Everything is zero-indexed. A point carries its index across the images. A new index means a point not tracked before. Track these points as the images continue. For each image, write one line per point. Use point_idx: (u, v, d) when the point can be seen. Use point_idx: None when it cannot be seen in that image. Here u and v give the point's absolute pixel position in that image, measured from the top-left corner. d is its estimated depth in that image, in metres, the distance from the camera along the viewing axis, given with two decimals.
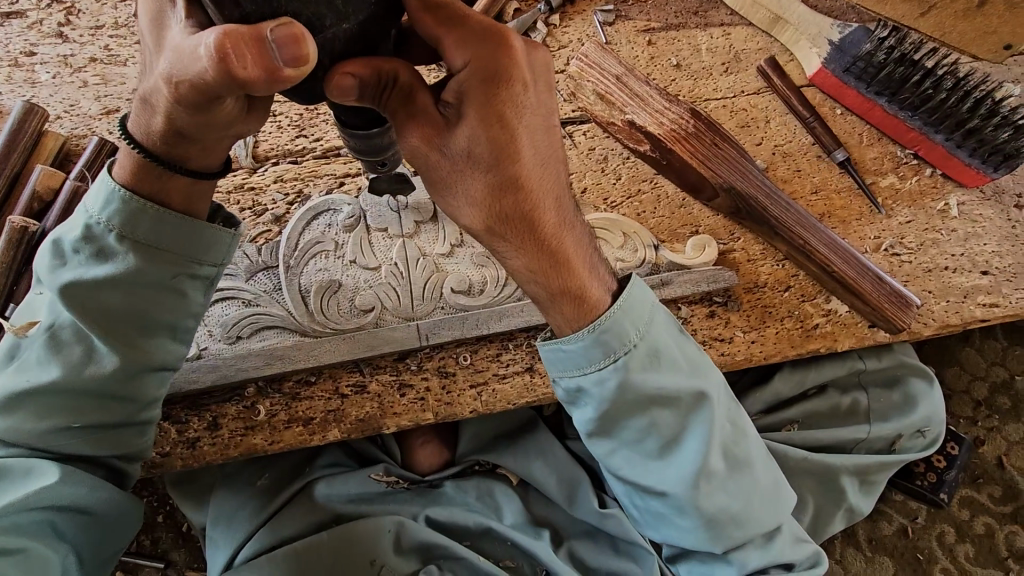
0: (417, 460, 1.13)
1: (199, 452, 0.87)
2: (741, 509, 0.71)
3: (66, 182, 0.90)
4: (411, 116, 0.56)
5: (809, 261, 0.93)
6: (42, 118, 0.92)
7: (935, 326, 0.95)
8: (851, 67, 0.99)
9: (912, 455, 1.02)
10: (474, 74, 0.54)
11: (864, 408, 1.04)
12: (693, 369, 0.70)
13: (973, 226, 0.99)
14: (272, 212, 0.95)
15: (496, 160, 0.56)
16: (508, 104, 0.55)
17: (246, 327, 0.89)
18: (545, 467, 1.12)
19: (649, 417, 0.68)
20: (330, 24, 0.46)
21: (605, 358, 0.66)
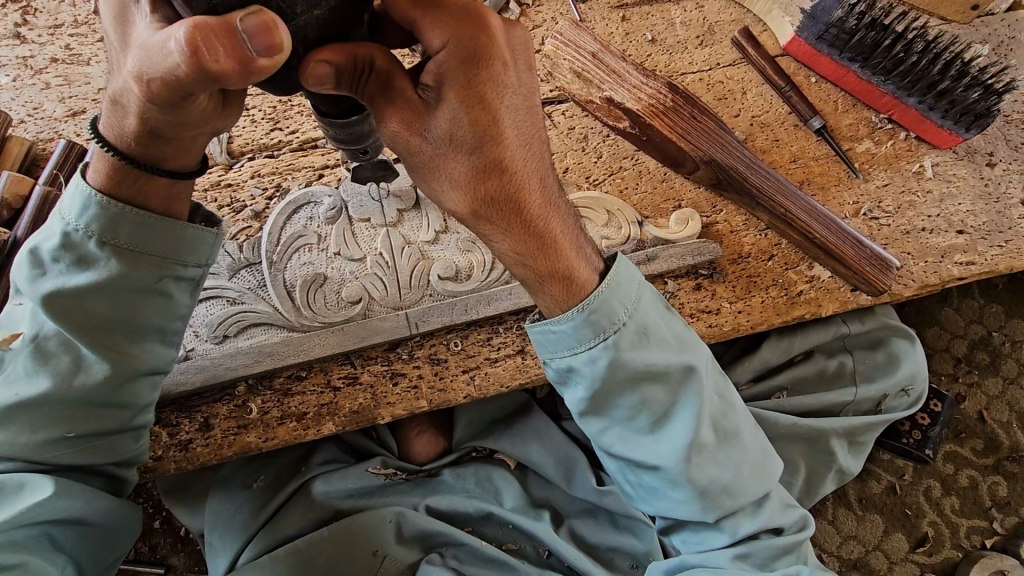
0: (414, 451, 1.14)
1: (193, 454, 0.87)
2: (732, 479, 0.73)
3: (35, 188, 0.88)
4: (391, 101, 0.55)
5: (791, 230, 0.94)
6: (5, 123, 0.90)
7: (915, 287, 0.97)
8: (824, 34, 0.99)
9: (898, 414, 1.04)
10: (453, 54, 0.53)
11: (851, 371, 1.06)
12: (682, 343, 0.71)
13: (948, 187, 1.01)
14: (251, 208, 0.94)
15: (478, 142, 0.56)
16: (489, 85, 0.55)
17: (232, 325, 0.88)
18: (541, 448, 1.13)
19: (641, 393, 0.69)
20: (301, 11, 0.45)
21: (595, 337, 0.66)
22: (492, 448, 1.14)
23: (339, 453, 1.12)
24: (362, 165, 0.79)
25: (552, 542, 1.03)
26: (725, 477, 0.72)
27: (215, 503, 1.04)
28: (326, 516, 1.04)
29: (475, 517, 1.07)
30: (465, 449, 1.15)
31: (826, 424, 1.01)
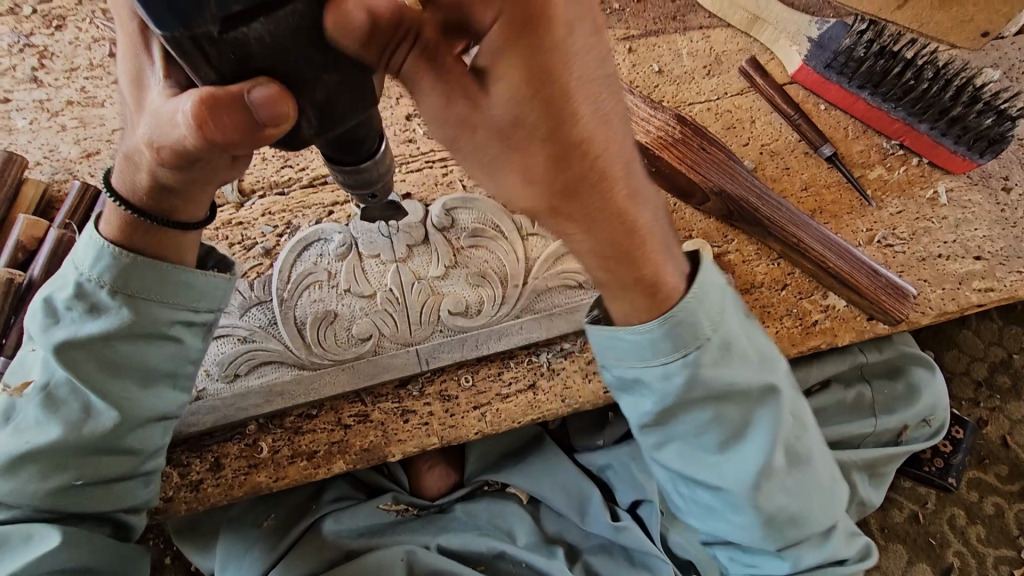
0: (425, 486, 1.13)
1: (203, 494, 0.86)
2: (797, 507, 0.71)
3: (50, 231, 0.89)
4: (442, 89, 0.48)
5: (804, 260, 0.93)
6: (21, 167, 0.92)
7: (934, 314, 0.95)
8: (832, 62, 0.99)
9: (918, 446, 1.02)
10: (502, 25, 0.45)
11: (868, 401, 1.04)
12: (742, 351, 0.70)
13: (963, 213, 1.00)
14: (261, 245, 0.95)
15: (550, 124, 0.48)
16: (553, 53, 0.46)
17: (243, 364, 0.88)
18: (553, 482, 1.11)
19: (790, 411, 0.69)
20: (311, 76, 0.46)
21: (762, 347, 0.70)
22: (504, 482, 1.13)
23: (350, 488, 1.11)
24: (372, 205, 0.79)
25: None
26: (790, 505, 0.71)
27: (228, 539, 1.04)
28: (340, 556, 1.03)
29: (488, 555, 1.05)
30: (477, 482, 1.13)
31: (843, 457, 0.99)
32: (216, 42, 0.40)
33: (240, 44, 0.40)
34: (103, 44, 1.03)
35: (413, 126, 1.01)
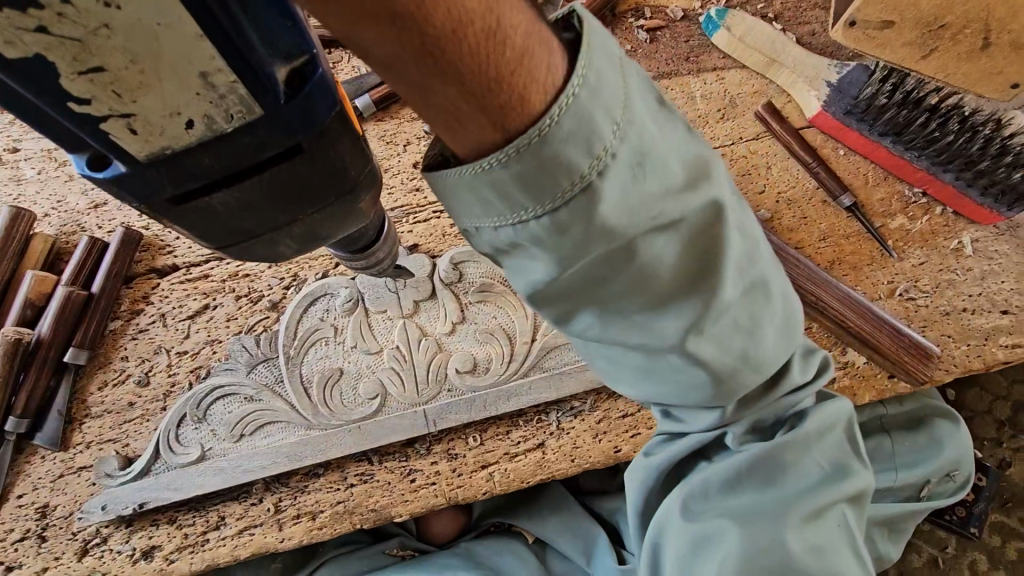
0: (433, 531, 1.13)
1: (210, 556, 0.86)
2: (810, 551, 0.62)
3: (58, 288, 0.89)
4: (434, 122, 0.39)
5: (823, 317, 0.90)
6: (30, 222, 0.91)
7: (957, 371, 0.92)
8: (853, 109, 0.96)
9: (942, 501, 0.99)
10: (441, 29, 0.32)
11: (891, 452, 1.01)
12: (813, 389, 0.66)
13: (989, 264, 0.96)
14: (268, 298, 0.94)
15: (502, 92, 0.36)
16: (524, 55, 0.36)
17: (249, 424, 0.87)
18: (558, 523, 1.11)
19: (819, 433, 0.65)
20: (286, 222, 0.46)
21: (823, 380, 0.67)
22: (510, 522, 1.14)
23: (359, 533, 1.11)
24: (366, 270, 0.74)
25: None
26: (798, 543, 0.62)
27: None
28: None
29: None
30: (485, 523, 1.14)
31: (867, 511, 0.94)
32: (179, 208, 0.42)
33: (206, 210, 0.42)
34: None
35: (420, 175, 0.99)
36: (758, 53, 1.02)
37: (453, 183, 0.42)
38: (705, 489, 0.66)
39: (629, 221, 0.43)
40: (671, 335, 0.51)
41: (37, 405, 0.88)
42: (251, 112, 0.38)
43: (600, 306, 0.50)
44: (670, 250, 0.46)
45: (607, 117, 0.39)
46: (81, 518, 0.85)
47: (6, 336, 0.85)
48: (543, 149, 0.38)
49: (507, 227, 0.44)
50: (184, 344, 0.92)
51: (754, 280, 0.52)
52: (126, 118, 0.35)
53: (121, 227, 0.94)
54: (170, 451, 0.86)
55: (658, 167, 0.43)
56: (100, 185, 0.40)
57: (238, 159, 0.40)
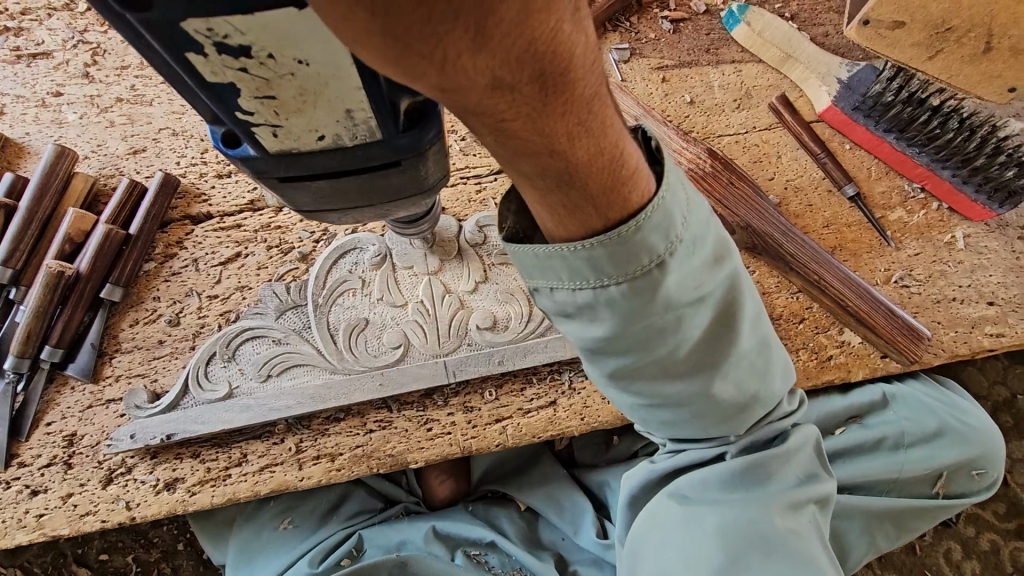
0: (433, 493, 1.15)
1: (230, 495, 0.89)
2: (791, 534, 0.70)
3: (98, 225, 0.92)
4: (541, 210, 0.45)
5: (824, 296, 0.97)
6: (73, 160, 0.95)
7: (945, 356, 0.98)
8: (860, 105, 1.02)
9: (954, 503, 0.97)
10: (580, 158, 0.39)
11: (900, 445, 0.98)
12: (798, 419, 0.72)
13: (979, 259, 1.02)
14: (298, 250, 0.98)
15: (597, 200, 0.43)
16: (633, 170, 0.44)
17: (276, 366, 0.91)
18: (549, 492, 1.15)
19: (798, 447, 0.72)
20: (363, 207, 0.52)
21: (803, 410, 0.73)
22: (506, 492, 1.17)
23: (366, 504, 1.15)
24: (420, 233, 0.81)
25: None
26: (780, 523, 0.70)
27: (241, 541, 1.09)
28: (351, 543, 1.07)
29: (481, 544, 1.10)
30: (482, 489, 1.19)
31: (871, 503, 0.94)
32: (284, 184, 0.47)
33: (299, 189, 0.47)
34: None
35: (449, 142, 1.04)
36: (775, 48, 1.07)
37: (544, 254, 0.47)
38: (704, 483, 0.71)
39: (683, 290, 0.49)
40: (704, 385, 0.56)
41: (71, 338, 0.91)
42: (374, 135, 0.43)
43: (645, 367, 0.53)
44: (706, 317, 0.52)
45: (679, 212, 0.47)
46: (109, 446, 0.88)
47: (48, 268, 0.88)
48: (632, 237, 0.45)
49: (583, 293, 0.48)
50: (215, 289, 0.96)
51: (760, 335, 0.59)
52: (274, 127, 0.41)
53: (161, 171, 0.97)
54: (198, 386, 0.90)
55: (700, 244, 0.50)
56: (223, 155, 0.45)
57: (348, 161, 0.45)
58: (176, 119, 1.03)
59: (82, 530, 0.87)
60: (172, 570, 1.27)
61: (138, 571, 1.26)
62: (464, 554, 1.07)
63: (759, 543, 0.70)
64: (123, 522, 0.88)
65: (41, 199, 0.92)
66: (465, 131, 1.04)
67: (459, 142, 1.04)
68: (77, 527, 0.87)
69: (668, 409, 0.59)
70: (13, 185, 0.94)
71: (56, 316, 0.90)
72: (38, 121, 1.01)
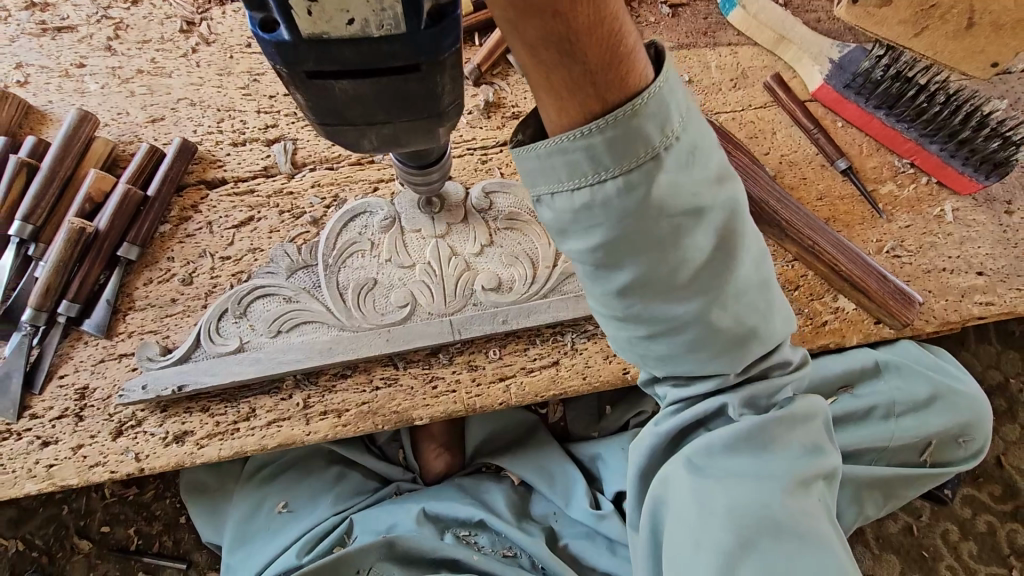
0: (428, 466, 1.17)
1: (238, 448, 0.91)
2: (796, 510, 0.70)
3: (117, 185, 0.96)
4: (544, 93, 0.48)
5: (818, 261, 0.99)
6: (94, 124, 0.99)
7: (936, 323, 1.01)
8: (851, 83, 1.07)
9: (945, 470, 0.96)
10: (581, 26, 0.42)
11: (891, 413, 0.96)
12: (798, 373, 0.75)
13: (968, 231, 1.06)
14: (310, 215, 1.01)
15: (596, 76, 0.46)
16: (629, 53, 0.47)
17: (286, 322, 0.94)
18: (542, 465, 1.14)
19: (804, 414, 0.74)
20: (381, 119, 0.55)
21: (804, 371, 0.76)
22: (499, 465, 1.17)
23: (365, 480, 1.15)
24: (423, 189, 0.88)
25: (540, 558, 1.02)
26: (789, 502, 0.70)
27: (238, 523, 1.08)
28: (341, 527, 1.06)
29: (470, 523, 1.07)
30: (477, 462, 1.18)
31: (867, 470, 0.91)
32: (310, 82, 0.49)
33: (327, 89, 0.50)
34: (174, 20, 1.11)
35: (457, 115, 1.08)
36: (769, 30, 1.12)
37: (545, 153, 0.51)
38: (709, 446, 0.72)
39: (679, 196, 0.52)
40: (704, 307, 0.58)
41: (88, 292, 0.93)
42: (399, 28, 0.45)
43: (643, 284, 0.56)
44: (706, 232, 0.55)
45: (677, 110, 0.50)
46: (121, 397, 0.90)
47: (70, 224, 0.90)
48: (631, 122, 0.48)
49: (582, 190, 0.51)
50: (227, 250, 0.99)
51: (762, 273, 0.62)
52: (310, 2, 0.42)
53: (179, 137, 1.01)
54: (210, 341, 0.92)
55: (699, 156, 0.53)
56: (258, 41, 0.46)
57: (371, 59, 0.47)
58: (194, 90, 1.07)
59: (92, 480, 0.89)
60: (173, 543, 1.27)
61: (139, 544, 1.26)
62: (454, 535, 1.06)
63: (770, 523, 0.69)
64: (132, 473, 0.89)
65: (64, 158, 0.96)
66: (472, 105, 1.08)
67: (467, 114, 1.08)
68: (87, 478, 0.89)
69: (670, 337, 0.61)
70: (36, 146, 0.98)
71: (74, 270, 0.92)
72: (62, 90, 1.06)
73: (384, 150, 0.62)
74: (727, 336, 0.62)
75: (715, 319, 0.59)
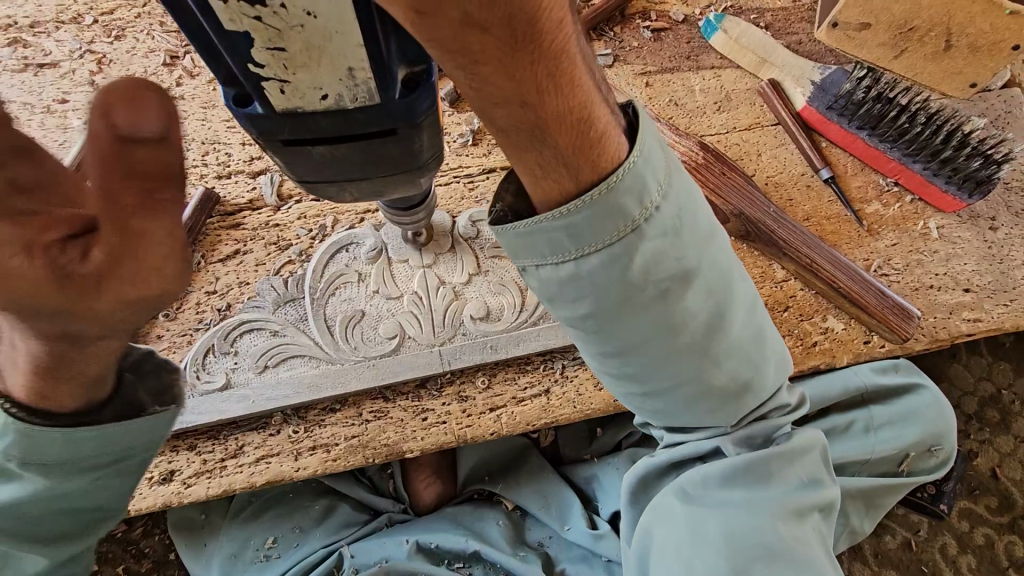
0: (420, 496, 1.14)
1: (226, 484, 0.89)
2: (795, 543, 0.69)
3: None
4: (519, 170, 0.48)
5: (817, 279, 1.00)
6: None
7: (927, 341, 1.01)
8: (833, 104, 1.08)
9: (924, 476, 0.99)
10: (548, 113, 0.42)
11: (869, 426, 1.00)
12: (795, 416, 0.73)
13: (953, 248, 1.06)
14: (296, 246, 1.00)
15: (569, 159, 0.46)
16: (602, 132, 0.46)
17: (273, 356, 0.93)
18: (534, 487, 1.12)
19: (802, 447, 0.73)
20: (359, 178, 0.55)
21: (803, 410, 0.74)
22: (492, 491, 1.15)
23: (354, 511, 1.13)
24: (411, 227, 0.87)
25: None
26: (785, 533, 0.69)
27: (224, 560, 1.06)
28: (331, 561, 1.05)
29: (466, 556, 1.06)
30: (469, 490, 1.16)
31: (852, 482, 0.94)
32: (289, 148, 0.50)
33: (305, 154, 0.51)
34: (158, 54, 1.11)
35: (442, 144, 1.08)
36: (751, 53, 1.13)
37: (526, 230, 0.50)
38: (705, 478, 0.71)
39: (663, 262, 0.52)
40: (697, 368, 0.59)
41: None
42: (371, 100, 0.47)
43: (636, 341, 0.56)
44: (694, 293, 0.55)
45: (655, 177, 0.50)
46: None
47: None
48: (606, 198, 0.48)
49: (567, 263, 0.51)
50: (214, 285, 0.98)
51: (755, 323, 0.62)
52: (283, 82, 0.44)
53: (202, 187, 1.02)
54: (195, 378, 0.91)
55: (685, 215, 0.53)
56: (235, 114, 0.48)
57: (348, 128, 0.49)
58: None
59: None
60: None
61: None
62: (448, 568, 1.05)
63: (764, 552, 0.68)
64: None
65: None
66: (458, 133, 1.09)
67: (452, 142, 1.08)
68: None
69: (665, 392, 0.62)
70: None
71: None
72: (44, 126, 1.06)
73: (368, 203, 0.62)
74: (716, 390, 0.62)
75: (707, 374, 0.60)
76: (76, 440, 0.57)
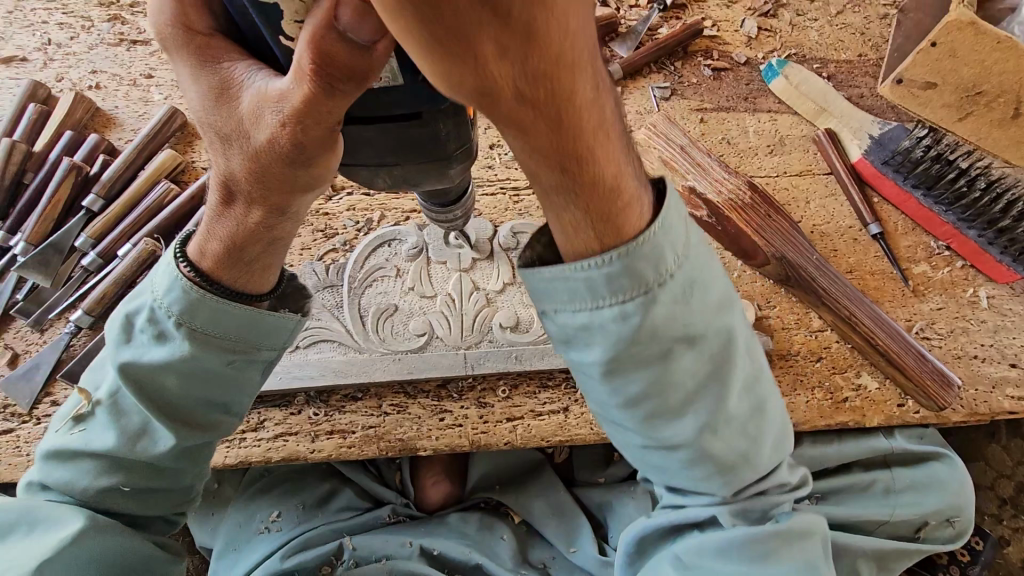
0: (427, 497, 1.15)
1: (244, 455, 0.92)
2: None
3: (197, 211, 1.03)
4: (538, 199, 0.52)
5: (855, 332, 0.98)
6: (181, 122, 1.10)
7: (964, 412, 0.97)
8: (890, 159, 1.06)
9: (940, 547, 0.96)
10: (557, 162, 0.45)
11: (889, 488, 0.98)
12: (796, 494, 0.72)
13: (1002, 320, 1.03)
14: (341, 236, 1.04)
15: (571, 203, 0.49)
16: (614, 186, 0.49)
17: (303, 338, 0.95)
18: (544, 505, 1.11)
19: (803, 530, 0.71)
20: (389, 162, 0.59)
21: (805, 491, 0.73)
22: (500, 501, 1.14)
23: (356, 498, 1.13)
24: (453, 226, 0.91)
25: None
26: None
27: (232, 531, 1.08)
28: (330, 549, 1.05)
29: (467, 566, 1.05)
30: (476, 497, 1.15)
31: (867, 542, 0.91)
32: None
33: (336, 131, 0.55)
34: None
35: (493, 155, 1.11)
36: (810, 102, 1.14)
37: (544, 273, 0.53)
38: (702, 550, 0.69)
39: (670, 323, 0.54)
40: (696, 435, 0.60)
41: None
42: (396, 80, 0.49)
43: (640, 399, 0.58)
44: (698, 357, 0.57)
45: (671, 242, 0.52)
46: None
47: (145, 245, 0.97)
48: (620, 254, 0.50)
49: (579, 312, 0.54)
50: None
51: (758, 400, 0.63)
52: None
53: None
54: None
55: (698, 283, 0.55)
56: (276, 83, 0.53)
57: (374, 111, 0.52)
58: None
59: None
60: None
61: None
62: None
63: None
64: None
65: (134, 153, 1.05)
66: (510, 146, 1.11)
67: (503, 155, 1.11)
68: None
69: (663, 452, 0.62)
70: (94, 145, 1.06)
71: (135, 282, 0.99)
72: (128, 97, 1.13)
73: (400, 190, 0.66)
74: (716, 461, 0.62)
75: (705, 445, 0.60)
76: (225, 312, 0.65)
